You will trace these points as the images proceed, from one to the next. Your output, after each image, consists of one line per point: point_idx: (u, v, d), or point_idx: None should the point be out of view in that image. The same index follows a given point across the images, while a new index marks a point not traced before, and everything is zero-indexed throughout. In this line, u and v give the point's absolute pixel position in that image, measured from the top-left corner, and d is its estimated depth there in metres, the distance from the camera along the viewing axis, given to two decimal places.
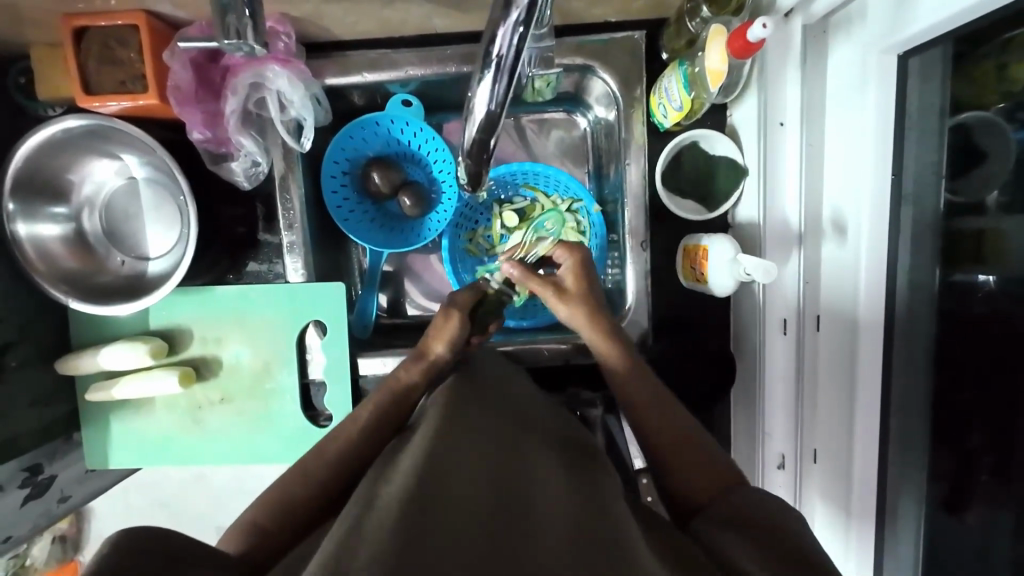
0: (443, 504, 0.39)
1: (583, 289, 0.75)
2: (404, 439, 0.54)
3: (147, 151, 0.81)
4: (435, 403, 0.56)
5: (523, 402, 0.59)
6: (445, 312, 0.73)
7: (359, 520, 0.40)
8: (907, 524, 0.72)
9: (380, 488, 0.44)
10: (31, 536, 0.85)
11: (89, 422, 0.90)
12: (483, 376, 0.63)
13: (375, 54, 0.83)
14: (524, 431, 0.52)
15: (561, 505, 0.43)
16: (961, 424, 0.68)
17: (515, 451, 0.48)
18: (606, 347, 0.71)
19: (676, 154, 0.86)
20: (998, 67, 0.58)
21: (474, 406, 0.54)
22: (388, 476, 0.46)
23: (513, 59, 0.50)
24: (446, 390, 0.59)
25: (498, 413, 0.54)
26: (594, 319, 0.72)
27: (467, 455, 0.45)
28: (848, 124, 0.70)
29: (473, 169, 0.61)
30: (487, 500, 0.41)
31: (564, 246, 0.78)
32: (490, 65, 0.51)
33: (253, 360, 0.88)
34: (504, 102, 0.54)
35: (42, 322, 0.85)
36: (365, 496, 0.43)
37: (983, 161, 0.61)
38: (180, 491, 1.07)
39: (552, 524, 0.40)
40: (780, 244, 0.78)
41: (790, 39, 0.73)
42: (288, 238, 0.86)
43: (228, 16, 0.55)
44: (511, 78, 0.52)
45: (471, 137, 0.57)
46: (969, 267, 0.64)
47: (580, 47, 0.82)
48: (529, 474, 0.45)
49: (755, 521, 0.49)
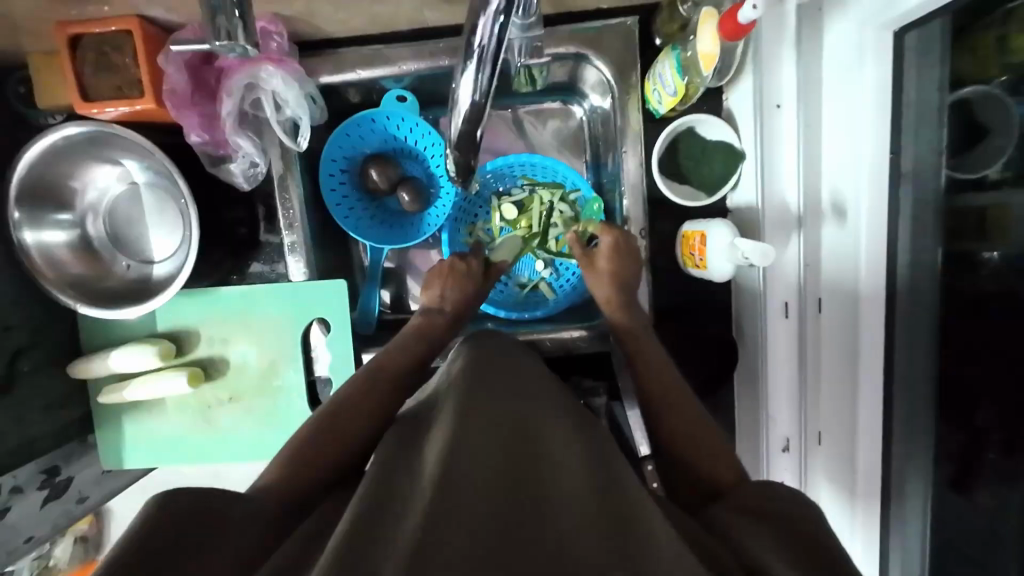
0: (454, 485, 0.40)
1: (611, 266, 0.83)
2: (415, 423, 0.55)
3: (147, 156, 0.81)
4: (448, 388, 0.57)
5: (537, 376, 0.60)
6: (442, 286, 0.84)
7: (373, 500, 0.42)
8: (913, 501, 0.73)
9: (398, 470, 0.46)
10: (53, 535, 0.87)
11: (103, 424, 0.92)
12: (494, 350, 0.64)
13: (368, 51, 0.83)
14: (537, 405, 0.53)
15: (577, 481, 0.43)
16: (969, 401, 0.66)
17: (531, 428, 0.48)
18: (617, 315, 0.79)
19: (672, 141, 0.86)
20: (999, 38, 0.56)
21: (486, 388, 0.54)
22: (401, 459, 0.47)
23: (496, 48, 0.49)
24: (458, 368, 0.60)
25: (515, 386, 0.55)
26: (609, 293, 0.81)
27: (482, 436, 0.46)
28: (846, 101, 0.69)
29: (462, 160, 0.61)
30: (501, 479, 0.42)
31: (606, 227, 0.85)
32: (474, 54, 0.50)
33: (259, 360, 0.90)
34: (488, 92, 0.54)
35: (51, 328, 0.86)
36: (380, 479, 0.45)
37: (985, 136, 0.60)
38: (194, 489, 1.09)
39: (567, 505, 0.40)
40: (780, 228, 0.78)
41: (784, 21, 0.72)
42: (289, 238, 0.87)
43: (218, 17, 0.55)
44: (495, 68, 0.51)
45: (457, 129, 0.57)
46: (974, 243, 0.62)
47: (572, 36, 0.81)
48: (542, 455, 0.45)
49: (757, 503, 0.51)
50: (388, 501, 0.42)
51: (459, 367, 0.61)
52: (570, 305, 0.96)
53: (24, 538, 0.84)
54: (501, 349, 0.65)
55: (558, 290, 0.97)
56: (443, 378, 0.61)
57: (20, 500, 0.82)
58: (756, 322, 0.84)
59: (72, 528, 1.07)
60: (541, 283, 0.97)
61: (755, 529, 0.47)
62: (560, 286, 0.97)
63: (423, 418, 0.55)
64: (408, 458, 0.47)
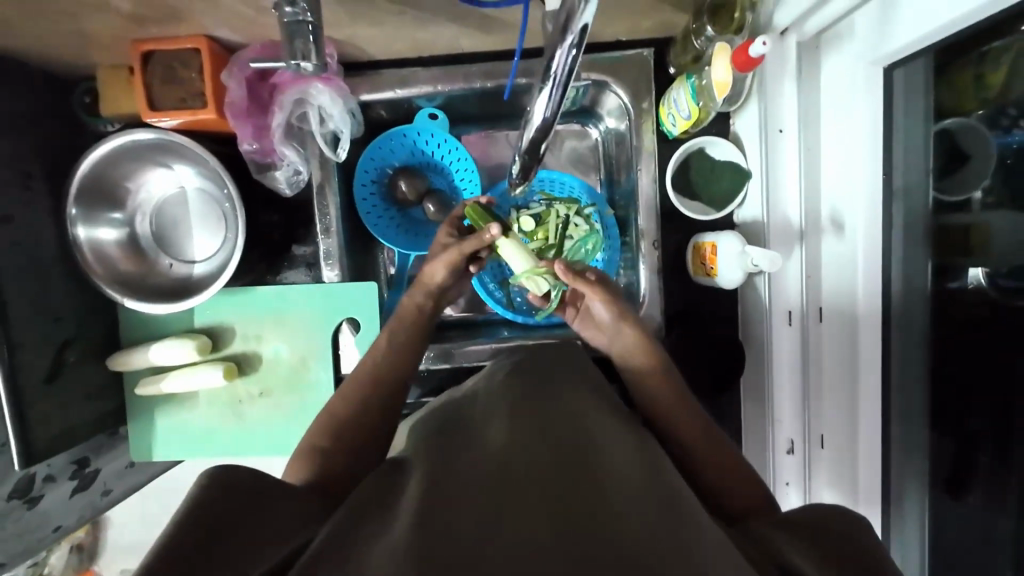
0: (511, 478, 0.46)
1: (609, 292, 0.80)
2: (462, 419, 0.61)
3: (202, 162, 0.88)
4: (493, 393, 0.64)
5: (576, 384, 0.65)
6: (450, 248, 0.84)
7: (435, 482, 0.47)
8: (912, 501, 0.78)
9: (456, 454, 0.52)
10: (76, 527, 0.91)
11: (135, 416, 0.95)
12: (536, 365, 0.71)
13: (405, 72, 0.91)
14: (585, 412, 0.58)
15: (626, 474, 0.47)
16: (960, 409, 0.72)
17: (580, 432, 0.53)
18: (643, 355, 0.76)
19: (683, 161, 0.94)
20: (977, 76, 0.63)
21: (529, 394, 0.61)
22: (456, 453, 0.53)
23: (568, 74, 0.54)
24: (502, 384, 0.66)
25: (560, 398, 0.61)
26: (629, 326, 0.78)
27: (532, 431, 0.53)
28: (843, 130, 0.77)
29: (526, 165, 0.69)
30: (552, 460, 0.48)
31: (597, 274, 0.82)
32: (549, 79, 0.55)
33: (291, 355, 0.94)
34: (558, 109, 0.59)
35: (97, 320, 0.91)
36: (439, 463, 0.51)
37: (967, 163, 0.66)
38: None
39: (615, 478, 0.46)
40: (783, 239, 0.85)
41: (786, 55, 0.80)
42: (325, 243, 0.92)
43: (296, 41, 0.63)
44: (566, 90, 0.56)
45: (528, 138, 0.64)
46: (960, 261, 0.68)
47: (594, 64, 0.90)
48: (591, 451, 0.50)
49: (793, 517, 0.53)
50: (446, 486, 0.47)
51: (500, 377, 0.68)
52: None
53: (52, 527, 0.88)
54: (540, 360, 0.72)
55: None
56: (484, 390, 0.67)
57: (51, 487, 0.87)
58: (762, 330, 0.91)
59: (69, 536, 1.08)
60: None
61: (785, 535, 0.51)
62: None
63: (471, 416, 0.62)
64: (462, 447, 0.54)
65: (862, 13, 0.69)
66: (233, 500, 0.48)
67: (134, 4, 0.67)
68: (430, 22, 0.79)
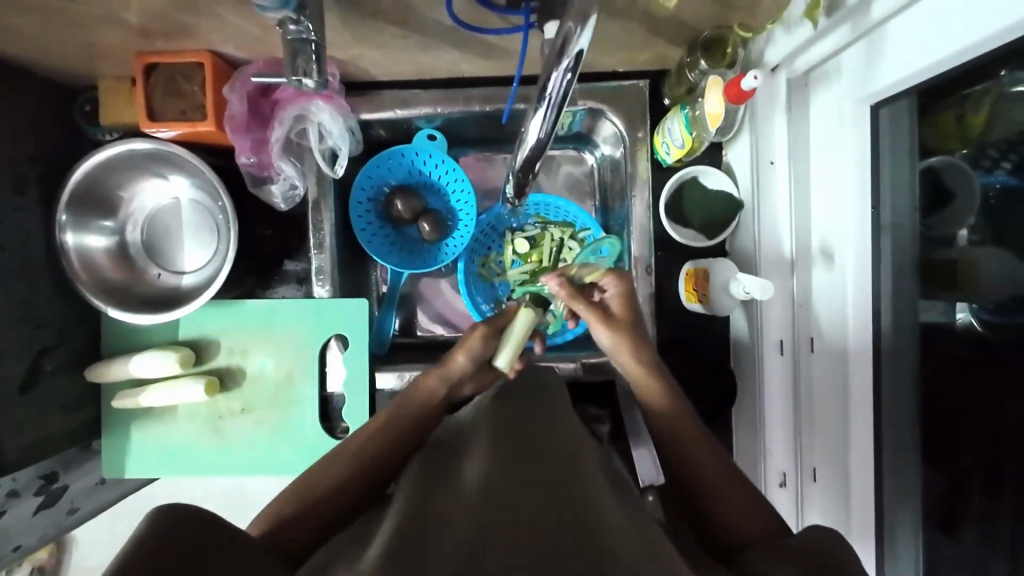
0: (496, 493, 0.42)
1: (627, 320, 0.82)
2: (442, 449, 0.57)
3: (198, 174, 0.88)
4: (479, 419, 0.60)
5: (565, 406, 0.63)
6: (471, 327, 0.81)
7: (414, 504, 0.44)
8: (906, 538, 0.76)
9: (437, 482, 0.48)
10: (38, 545, 0.87)
11: (109, 430, 0.91)
12: (526, 387, 0.69)
13: (406, 94, 0.92)
14: (574, 437, 0.55)
15: (612, 505, 0.44)
16: (951, 444, 0.71)
17: (567, 451, 0.50)
18: (650, 384, 0.77)
19: (677, 189, 0.95)
20: (958, 118, 0.65)
21: (517, 419, 0.57)
22: (438, 474, 0.50)
23: (563, 95, 0.56)
24: (490, 404, 0.63)
25: (550, 419, 0.58)
26: (637, 353, 0.79)
27: (518, 454, 0.48)
28: (831, 164, 0.79)
29: (521, 182, 0.70)
30: (542, 486, 0.44)
31: (613, 276, 0.83)
32: (545, 99, 0.56)
33: (276, 370, 0.92)
34: (552, 130, 0.60)
35: (79, 329, 0.88)
36: (416, 496, 0.47)
37: (952, 201, 0.67)
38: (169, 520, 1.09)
39: (609, 517, 0.42)
40: (774, 268, 0.86)
41: (776, 91, 0.82)
42: (317, 259, 0.92)
43: (299, 59, 0.64)
44: (560, 110, 0.58)
45: (523, 155, 0.65)
46: (947, 295, 0.68)
47: (591, 92, 0.92)
48: (579, 471, 0.47)
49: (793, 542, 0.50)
50: (424, 506, 0.43)
51: (489, 400, 0.64)
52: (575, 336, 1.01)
53: (12, 547, 0.83)
54: (533, 387, 0.69)
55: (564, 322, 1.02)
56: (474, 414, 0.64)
57: (16, 504, 0.81)
58: (754, 359, 0.90)
59: (31, 558, 1.05)
60: None
61: (776, 565, 0.46)
62: None
63: (454, 445, 0.58)
64: (443, 474, 0.49)
65: (849, 52, 0.72)
66: (191, 532, 0.43)
67: (143, 17, 0.68)
68: (431, 46, 0.81)
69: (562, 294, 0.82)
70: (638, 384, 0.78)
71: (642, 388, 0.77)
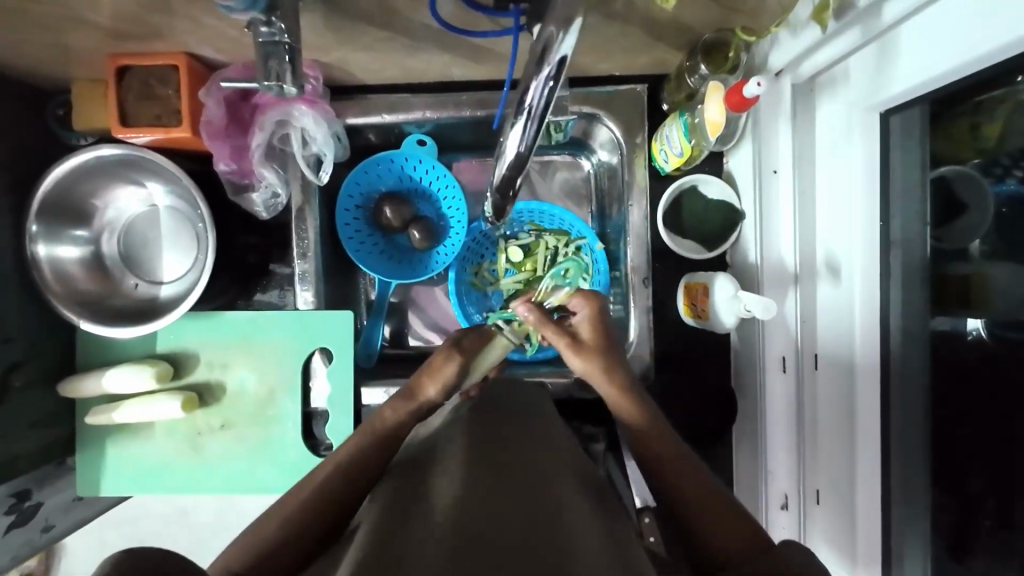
0: (466, 532, 0.39)
1: (597, 342, 0.74)
2: (407, 476, 0.52)
3: (175, 181, 0.84)
4: (450, 437, 0.56)
5: (543, 429, 0.59)
6: (448, 353, 0.73)
7: (376, 546, 0.41)
8: (914, 569, 0.71)
9: (400, 524, 0.43)
10: (10, 566, 0.83)
11: (84, 445, 0.88)
12: (505, 403, 0.65)
13: (395, 98, 0.89)
14: (555, 461, 0.52)
15: (593, 540, 0.42)
16: (960, 467, 0.68)
17: (543, 479, 0.48)
18: (625, 403, 0.68)
19: (676, 198, 0.91)
20: (973, 126, 0.61)
21: (488, 442, 0.53)
22: (406, 505, 0.46)
23: (543, 107, 0.52)
24: (464, 420, 0.59)
25: (529, 440, 0.55)
26: (607, 376, 0.71)
27: (487, 489, 0.45)
28: (837, 174, 0.74)
29: (501, 202, 0.66)
30: (517, 529, 0.40)
31: (584, 296, 0.78)
32: (524, 112, 0.53)
33: (257, 386, 0.88)
34: (533, 145, 0.56)
35: (51, 342, 0.85)
36: (376, 539, 0.42)
37: (964, 212, 0.64)
38: (155, 529, 1.06)
39: (588, 557, 0.39)
40: (777, 283, 0.82)
41: (781, 97, 0.78)
42: (301, 267, 0.88)
43: (271, 60, 0.62)
44: (541, 123, 0.54)
45: (501, 173, 0.61)
46: (957, 311, 0.65)
47: (587, 98, 0.89)
48: (556, 504, 0.45)
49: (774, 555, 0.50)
50: (389, 548, 0.40)
51: (460, 421, 0.59)
52: None
53: None
54: (511, 404, 0.64)
55: None
56: (447, 428, 0.60)
57: None
58: (757, 375, 0.87)
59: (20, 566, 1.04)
60: None
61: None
62: None
63: (423, 465, 0.53)
64: (408, 514, 0.44)
65: (858, 58, 0.68)
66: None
67: (113, 18, 0.65)
68: (418, 49, 0.77)
69: (531, 321, 0.76)
70: (616, 408, 0.68)
71: (620, 413, 0.67)
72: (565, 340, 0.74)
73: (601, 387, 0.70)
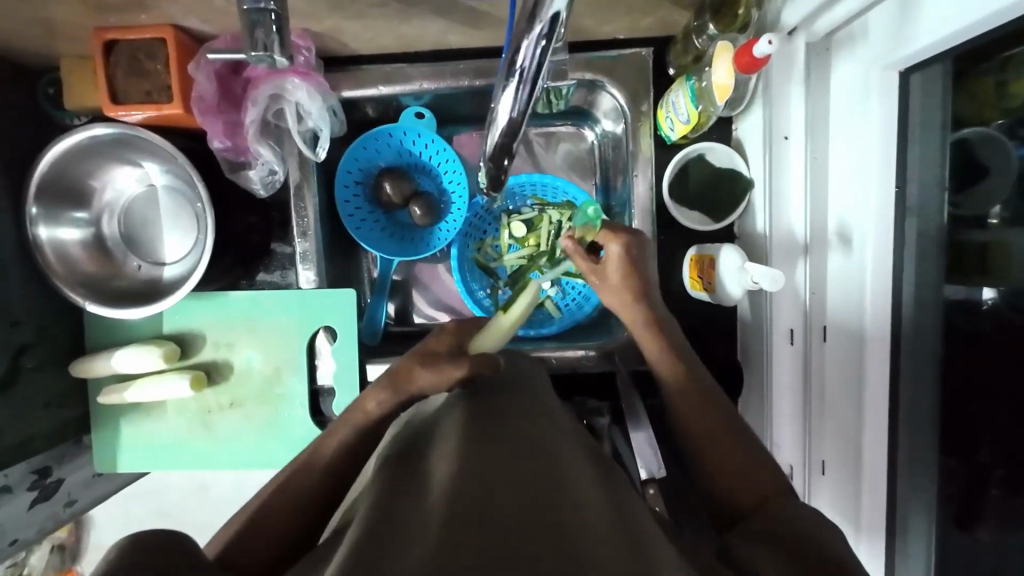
0: (461, 512, 0.39)
1: (627, 284, 0.76)
2: (407, 452, 0.52)
3: (169, 160, 0.83)
4: (448, 415, 0.56)
5: (543, 400, 0.59)
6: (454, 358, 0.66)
7: (377, 521, 0.41)
8: (918, 537, 0.71)
9: (401, 498, 0.44)
10: (37, 539, 0.85)
11: (99, 424, 0.90)
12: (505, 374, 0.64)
13: (391, 68, 0.86)
14: (553, 431, 0.52)
15: (593, 508, 0.42)
16: (970, 437, 0.66)
17: (540, 453, 0.48)
18: (655, 350, 0.73)
19: (682, 167, 0.89)
20: (998, 84, 0.57)
21: (486, 417, 0.53)
22: (407, 480, 0.46)
23: (536, 70, 0.50)
24: (463, 398, 0.59)
25: (527, 412, 0.55)
26: (639, 316, 0.75)
27: (487, 465, 0.45)
28: (855, 138, 0.70)
29: (494, 172, 0.63)
30: (515, 504, 0.41)
31: (608, 234, 0.76)
32: (516, 74, 0.51)
33: (264, 365, 0.89)
34: (526, 110, 0.54)
35: (59, 324, 0.86)
36: (373, 515, 0.43)
37: (985, 176, 0.60)
38: (178, 502, 1.10)
39: (590, 522, 0.40)
40: (786, 254, 0.79)
41: (792, 58, 0.75)
42: (301, 246, 0.87)
43: (258, 30, 0.60)
44: (535, 86, 0.52)
45: (494, 141, 0.59)
46: (975, 279, 0.63)
47: (589, 63, 0.85)
48: (553, 476, 0.45)
49: (781, 528, 0.50)
50: (388, 530, 0.40)
51: (454, 401, 0.59)
52: (576, 323, 0.97)
53: (9, 541, 0.81)
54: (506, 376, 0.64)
55: (563, 309, 0.97)
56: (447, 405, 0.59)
57: (12, 500, 0.80)
58: (762, 348, 0.85)
59: (50, 537, 1.08)
60: (546, 302, 0.96)
61: (761, 549, 0.48)
62: (566, 305, 0.97)
63: (421, 444, 0.53)
64: (406, 489, 0.45)
65: (877, 12, 0.64)
66: (160, 563, 0.41)
67: None
68: (411, 14, 0.74)
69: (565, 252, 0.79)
70: (646, 350, 0.74)
71: (649, 356, 0.74)
72: (594, 279, 0.78)
73: (628, 325, 0.76)
